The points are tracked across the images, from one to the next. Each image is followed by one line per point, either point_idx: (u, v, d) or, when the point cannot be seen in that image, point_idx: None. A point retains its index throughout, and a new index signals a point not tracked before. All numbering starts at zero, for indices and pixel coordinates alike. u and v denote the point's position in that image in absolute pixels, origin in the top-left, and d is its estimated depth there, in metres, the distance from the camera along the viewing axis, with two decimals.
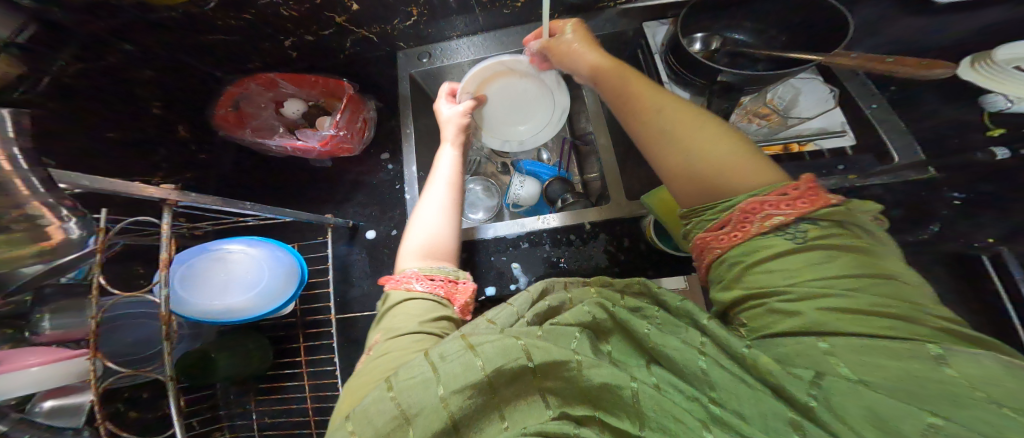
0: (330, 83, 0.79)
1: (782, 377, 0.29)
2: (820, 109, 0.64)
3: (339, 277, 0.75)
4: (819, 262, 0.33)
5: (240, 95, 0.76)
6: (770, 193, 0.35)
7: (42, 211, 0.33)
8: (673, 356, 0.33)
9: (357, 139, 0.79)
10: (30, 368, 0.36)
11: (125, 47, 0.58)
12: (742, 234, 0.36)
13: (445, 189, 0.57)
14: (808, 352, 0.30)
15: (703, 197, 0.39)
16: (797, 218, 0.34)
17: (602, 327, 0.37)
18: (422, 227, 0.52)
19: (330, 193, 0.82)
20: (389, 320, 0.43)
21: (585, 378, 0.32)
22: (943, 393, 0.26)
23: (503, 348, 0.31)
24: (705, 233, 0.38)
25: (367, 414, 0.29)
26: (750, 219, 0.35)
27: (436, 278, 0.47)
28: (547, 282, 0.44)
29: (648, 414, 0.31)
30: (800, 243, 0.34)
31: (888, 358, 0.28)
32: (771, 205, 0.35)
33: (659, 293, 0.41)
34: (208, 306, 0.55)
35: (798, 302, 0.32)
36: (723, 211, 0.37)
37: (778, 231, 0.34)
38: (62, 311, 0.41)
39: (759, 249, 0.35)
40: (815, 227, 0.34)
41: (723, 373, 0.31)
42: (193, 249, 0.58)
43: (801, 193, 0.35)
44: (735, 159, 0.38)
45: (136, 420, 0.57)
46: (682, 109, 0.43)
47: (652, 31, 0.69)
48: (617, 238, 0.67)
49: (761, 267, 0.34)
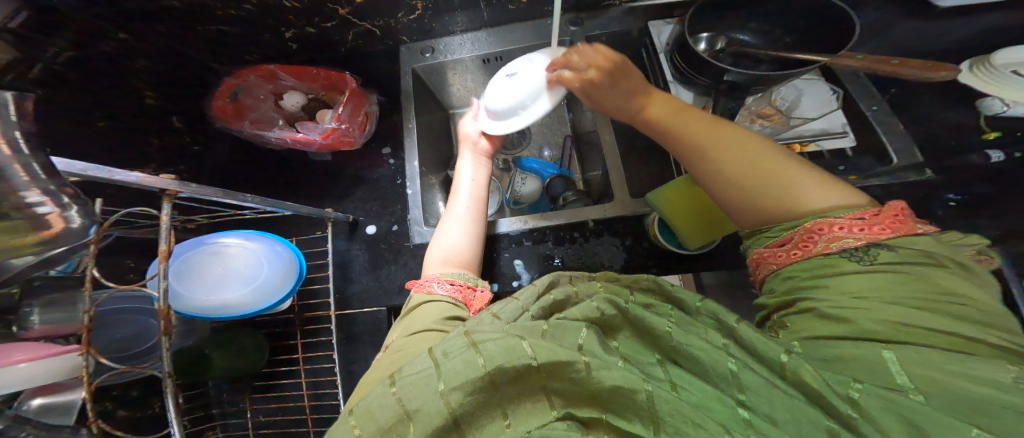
0: (332, 76, 0.78)
1: (817, 383, 0.30)
2: (824, 110, 0.64)
3: (338, 273, 0.74)
4: (892, 283, 0.35)
5: (239, 86, 0.75)
6: (845, 216, 0.38)
7: (38, 200, 0.31)
8: (699, 357, 0.33)
9: (358, 132, 0.78)
10: (18, 364, 0.35)
11: (121, 35, 0.57)
12: (804, 252, 0.40)
13: (468, 202, 0.60)
14: (865, 356, 0.32)
15: (768, 219, 0.43)
16: (870, 242, 0.37)
17: (609, 323, 0.36)
18: (444, 240, 0.54)
19: (329, 187, 0.81)
20: (409, 319, 0.44)
21: (596, 380, 0.31)
22: (993, 411, 0.27)
23: (508, 347, 0.30)
24: (765, 249, 0.43)
25: (370, 410, 0.29)
26: (816, 238, 0.39)
27: (457, 283, 0.48)
28: (553, 276, 0.43)
29: (665, 418, 0.29)
30: (869, 265, 0.36)
31: (941, 371, 0.30)
32: (841, 227, 0.38)
33: (674, 291, 0.42)
34: (204, 301, 0.54)
35: (852, 310, 0.35)
36: (787, 230, 0.41)
37: (844, 254, 0.38)
38: (54, 304, 0.40)
39: (825, 267, 0.38)
40: (888, 252, 0.36)
41: (755, 377, 0.31)
42: (189, 243, 0.57)
43: (882, 219, 0.38)
44: (807, 184, 0.41)
45: (125, 418, 0.56)
46: (748, 140, 0.45)
47: (657, 30, 0.69)
48: (620, 236, 0.67)
49: (820, 280, 0.38)
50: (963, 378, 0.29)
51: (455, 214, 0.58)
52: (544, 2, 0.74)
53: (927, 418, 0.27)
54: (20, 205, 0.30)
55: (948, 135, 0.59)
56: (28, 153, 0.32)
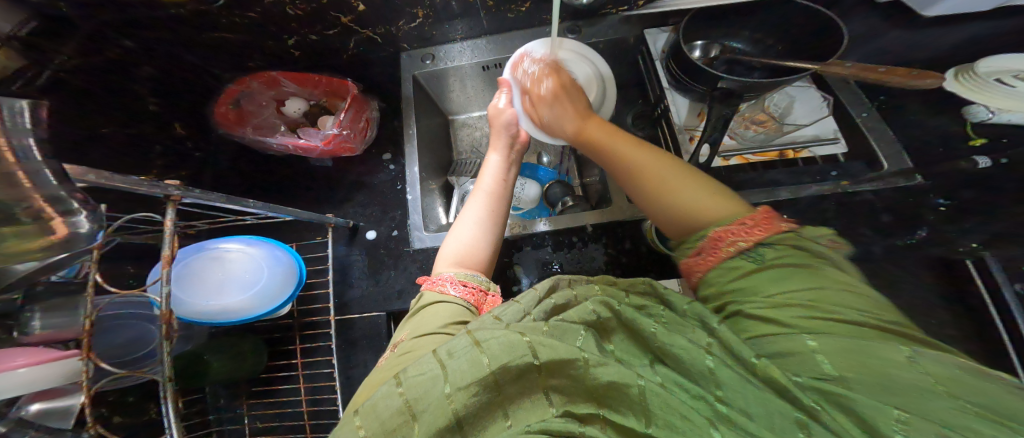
0: (333, 83, 0.79)
1: (774, 373, 0.31)
2: (816, 117, 0.65)
3: (338, 278, 0.74)
4: (787, 278, 0.38)
5: (241, 93, 0.76)
6: (732, 224, 0.43)
7: (45, 207, 0.32)
8: (679, 355, 0.33)
9: (359, 138, 0.79)
10: (18, 369, 0.36)
11: (125, 43, 0.57)
12: (715, 259, 0.43)
13: (484, 198, 0.58)
14: (798, 352, 0.33)
15: (682, 229, 0.47)
16: (756, 243, 0.41)
17: (605, 326, 0.37)
18: (456, 237, 0.54)
19: (330, 192, 0.82)
20: (418, 320, 0.44)
21: (593, 377, 0.31)
22: (916, 389, 0.28)
23: (509, 345, 0.31)
24: (689, 259, 0.45)
25: (375, 408, 0.30)
26: (719, 246, 0.42)
27: (470, 285, 0.49)
28: (553, 279, 0.44)
29: (655, 412, 0.30)
30: (760, 264, 0.40)
31: (866, 357, 0.31)
32: (734, 233, 0.42)
33: (665, 293, 0.42)
34: (203, 306, 0.54)
35: (769, 309, 0.37)
36: (698, 241, 0.44)
37: (743, 255, 0.41)
38: (54, 309, 0.39)
39: (731, 270, 0.41)
40: (771, 249, 0.41)
41: (731, 373, 0.31)
42: (189, 249, 0.57)
43: (755, 223, 0.42)
44: (707, 197, 0.45)
45: (121, 424, 0.56)
46: (663, 160, 0.48)
47: (653, 38, 0.71)
48: (618, 241, 0.68)
49: (735, 285, 0.40)
50: (897, 366, 0.30)
51: (467, 213, 0.57)
52: (544, 11, 0.75)
53: (866, 403, 0.28)
54: (34, 211, 0.32)
55: (936, 142, 0.61)
56: (40, 159, 0.33)
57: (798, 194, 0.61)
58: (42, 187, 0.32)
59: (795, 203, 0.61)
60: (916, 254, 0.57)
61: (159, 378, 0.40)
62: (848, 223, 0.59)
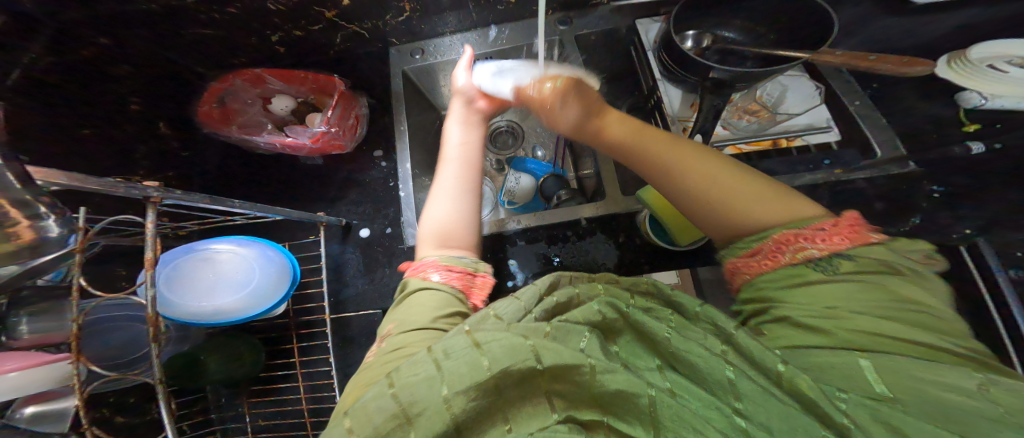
0: (320, 79, 0.78)
1: (812, 390, 0.29)
2: (807, 106, 0.65)
3: (332, 277, 0.74)
4: (859, 294, 0.35)
5: (225, 91, 0.75)
6: (807, 228, 0.39)
7: (13, 212, 0.30)
8: (697, 363, 0.33)
9: (349, 136, 0.78)
10: (8, 373, 0.35)
11: (103, 41, 0.56)
12: (773, 263, 0.40)
13: (458, 168, 0.56)
14: (845, 366, 0.31)
15: (731, 231, 0.44)
16: (832, 253, 0.38)
17: (611, 327, 0.37)
18: (433, 214, 0.52)
19: (322, 190, 0.81)
20: (403, 312, 0.42)
21: (599, 384, 0.31)
22: (978, 420, 0.27)
23: (511, 348, 0.31)
24: (738, 259, 0.43)
25: (366, 411, 0.29)
26: (784, 250, 0.39)
27: (455, 269, 0.46)
28: (555, 276, 0.43)
29: (666, 423, 0.30)
30: (833, 274, 0.37)
31: (931, 384, 0.29)
32: (808, 238, 0.39)
33: (672, 295, 0.41)
34: (197, 307, 0.53)
35: (824, 320, 0.35)
36: (756, 243, 0.41)
37: (811, 263, 0.38)
38: (41, 313, 0.39)
39: (793, 277, 0.38)
40: (848, 262, 0.37)
41: (751, 385, 0.30)
42: (177, 250, 0.56)
43: (840, 228, 0.39)
44: (767, 200, 0.42)
45: (122, 425, 0.55)
46: (713, 158, 0.46)
47: (645, 28, 0.70)
48: (613, 234, 0.68)
49: (792, 290, 0.38)
50: (959, 394, 0.28)
51: (441, 186, 0.55)
52: (533, 3, 0.74)
53: (917, 426, 0.27)
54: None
55: (928, 129, 0.61)
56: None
57: (791, 183, 0.61)
58: (4, 190, 0.30)
59: None
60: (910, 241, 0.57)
61: (148, 380, 0.39)
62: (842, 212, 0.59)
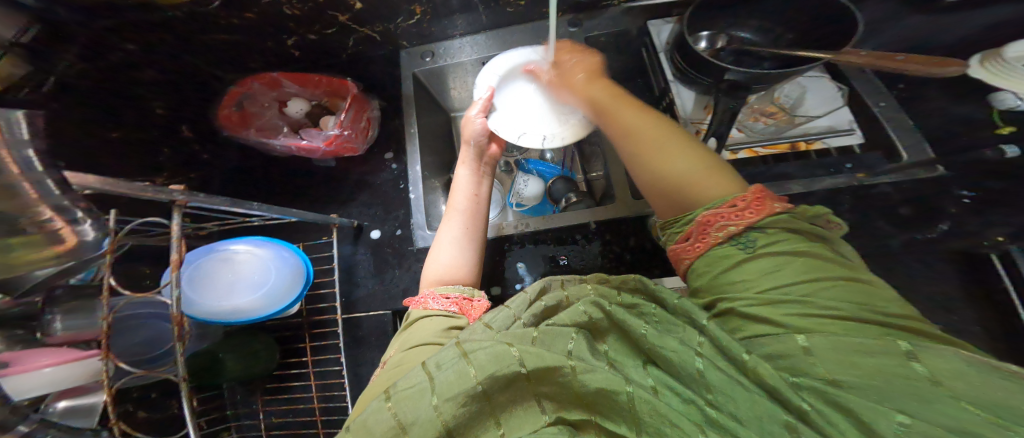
0: (333, 82, 0.79)
1: (770, 376, 0.29)
2: (829, 107, 0.63)
3: (344, 277, 0.75)
4: (773, 269, 0.35)
5: (243, 95, 0.76)
6: (721, 205, 0.39)
7: (52, 216, 0.32)
8: (671, 358, 0.31)
9: (361, 138, 0.79)
10: (43, 368, 0.36)
11: (128, 46, 0.58)
12: (703, 245, 0.39)
13: (461, 219, 0.57)
14: (790, 351, 0.31)
15: (671, 208, 0.43)
16: (747, 228, 0.38)
17: (598, 327, 0.35)
18: (436, 261, 0.53)
19: (334, 191, 0.82)
20: (407, 336, 0.43)
21: (581, 384, 0.30)
22: (909, 389, 0.26)
23: (496, 355, 0.30)
24: (676, 245, 0.42)
25: (366, 424, 0.29)
26: (708, 231, 0.39)
27: (452, 296, 0.47)
28: (546, 281, 0.43)
29: (645, 420, 0.29)
30: (751, 253, 0.37)
31: (863, 356, 0.29)
32: (723, 217, 0.38)
33: (656, 290, 0.39)
34: (217, 306, 0.54)
35: (761, 302, 0.34)
36: (686, 225, 0.41)
37: (732, 242, 0.38)
38: (72, 312, 0.39)
39: (720, 259, 0.38)
40: (761, 235, 0.37)
41: (719, 375, 0.30)
42: (200, 250, 0.57)
43: (750, 202, 0.38)
44: (697, 176, 0.42)
45: (144, 420, 0.57)
46: (660, 134, 0.45)
47: (657, 29, 0.69)
48: (622, 237, 0.67)
49: (726, 275, 0.37)
50: (895, 365, 0.28)
51: (445, 233, 0.55)
52: (543, 4, 0.74)
53: (862, 403, 0.26)
54: (38, 220, 0.32)
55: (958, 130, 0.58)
56: (41, 171, 0.34)
57: (811, 187, 0.59)
58: (46, 196, 0.33)
59: (807, 196, 0.58)
60: (938, 248, 0.54)
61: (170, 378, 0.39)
62: (865, 217, 0.57)
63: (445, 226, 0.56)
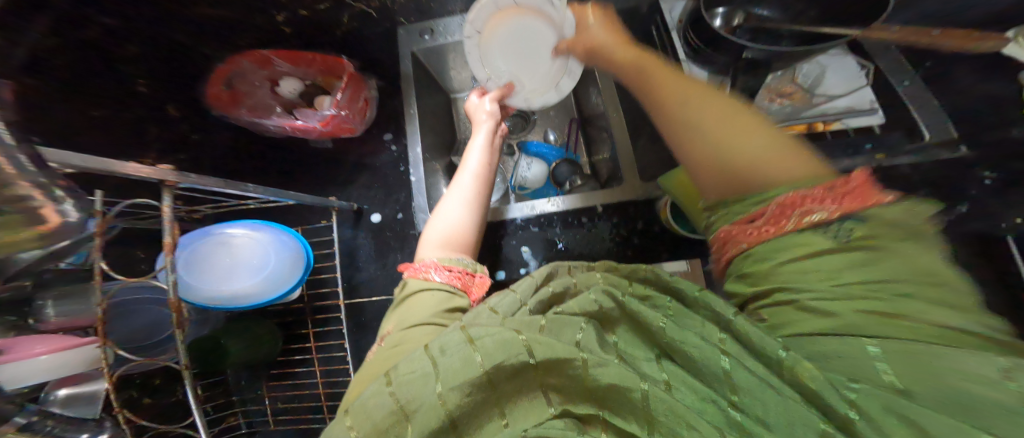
0: (328, 61, 0.76)
1: (814, 380, 0.27)
2: (851, 87, 0.57)
3: (346, 262, 0.77)
4: (858, 266, 0.33)
5: (232, 72, 0.71)
6: (815, 189, 0.35)
7: (33, 193, 0.27)
8: (691, 354, 0.30)
9: (359, 118, 0.77)
10: (39, 356, 0.35)
11: (107, 21, 0.55)
12: (775, 229, 0.35)
13: (471, 178, 0.54)
14: (851, 354, 0.29)
15: (731, 188, 0.39)
16: (842, 215, 0.34)
17: (608, 317, 0.34)
18: (442, 218, 0.50)
19: (333, 174, 0.82)
20: (403, 312, 0.41)
21: (592, 377, 0.29)
22: (992, 407, 0.25)
23: (504, 343, 0.29)
24: (732, 226, 0.38)
25: (365, 408, 0.28)
26: (788, 213, 0.35)
27: (455, 269, 0.45)
28: (552, 267, 0.43)
29: (659, 419, 0.27)
30: (840, 243, 0.33)
31: (931, 368, 0.27)
32: (814, 200, 0.34)
33: (671, 281, 0.39)
34: (216, 291, 0.53)
35: (836, 301, 0.32)
36: (759, 204, 0.36)
37: (815, 230, 0.34)
38: (66, 297, 0.39)
39: (795, 247, 0.35)
40: (858, 225, 0.33)
41: (746, 375, 0.28)
42: (194, 233, 0.56)
43: (851, 187, 0.34)
44: (776, 157, 0.38)
45: (150, 405, 0.58)
46: (732, 111, 0.42)
47: (669, 6, 0.65)
48: (631, 221, 0.67)
49: (799, 265, 0.34)
50: (981, 380, 0.26)
51: (453, 193, 0.53)
52: None
53: (931, 416, 0.25)
54: (12, 199, 0.26)
55: None
56: (9, 140, 0.27)
57: None
58: (22, 170, 0.26)
59: None
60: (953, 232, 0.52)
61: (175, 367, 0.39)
62: None
63: (456, 183, 0.54)
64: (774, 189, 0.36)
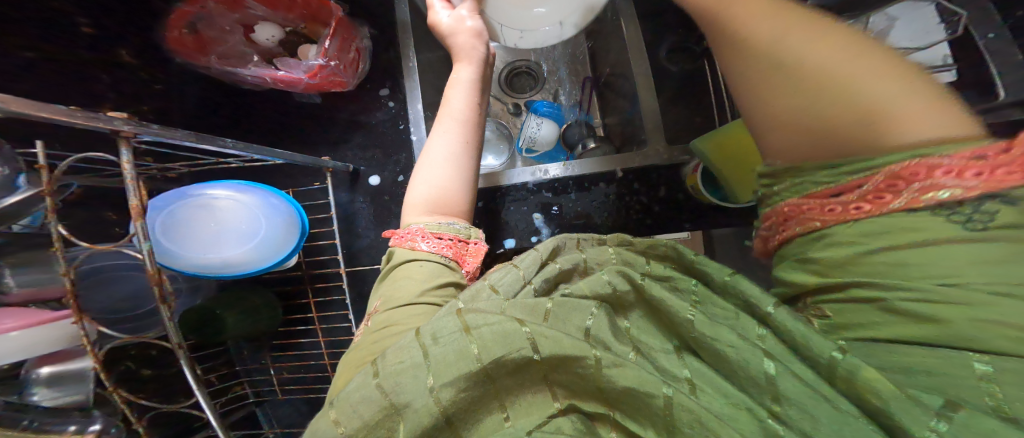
0: (312, 3, 0.66)
1: (890, 397, 0.21)
2: (924, 42, 0.47)
3: (344, 227, 0.75)
4: (983, 256, 0.24)
5: (196, 15, 0.64)
6: (952, 154, 0.25)
7: None
8: (725, 353, 0.26)
9: (349, 71, 0.71)
10: (9, 332, 0.32)
11: None
12: (871, 208, 0.27)
13: (456, 126, 0.46)
14: (950, 368, 0.22)
15: (817, 149, 0.29)
16: (982, 194, 0.24)
17: (622, 301, 0.31)
18: (425, 176, 0.44)
19: (326, 134, 0.77)
20: (391, 285, 0.37)
21: (607, 379, 0.25)
22: None
23: (504, 335, 0.25)
24: (804, 199, 0.30)
25: (350, 402, 0.25)
26: (900, 185, 0.26)
27: (446, 236, 0.41)
28: (559, 240, 0.38)
29: (682, 428, 0.23)
30: (968, 230, 0.24)
31: None
32: (947, 171, 0.25)
33: (697, 263, 0.34)
34: (203, 259, 0.50)
35: (938, 304, 0.24)
36: (852, 176, 0.27)
37: (928, 210, 0.25)
38: (27, 265, 0.37)
39: (895, 231, 0.26)
40: (1004, 208, 0.24)
41: (795, 383, 0.23)
42: (168, 195, 0.50)
43: (1016, 157, 0.24)
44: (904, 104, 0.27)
45: (150, 377, 0.56)
46: (834, 40, 0.29)
47: None
48: (652, 187, 0.64)
49: (892, 252, 0.26)
50: None
51: (436, 144, 0.46)
52: None
53: None
54: None
55: None
56: None
57: None
58: None
59: None
60: None
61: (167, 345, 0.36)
62: None
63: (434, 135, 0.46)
64: (882, 154, 0.27)
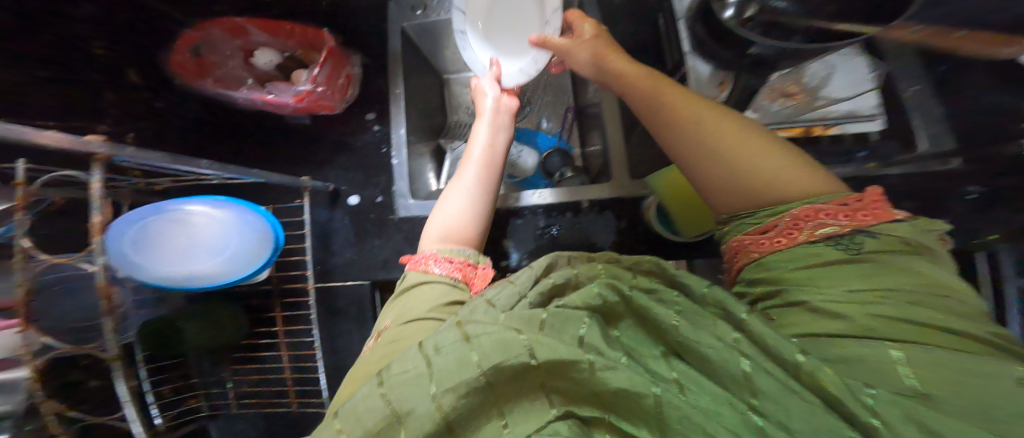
0: (308, 33, 0.68)
1: (840, 391, 0.25)
2: (857, 90, 0.55)
3: (320, 245, 0.74)
4: (872, 275, 0.31)
5: (201, 40, 0.63)
6: (828, 202, 0.34)
7: None
8: (708, 355, 0.28)
9: (337, 96, 0.72)
10: None
11: None
12: (788, 241, 0.35)
13: (476, 168, 0.50)
14: (873, 356, 0.26)
15: (745, 202, 0.38)
16: (853, 229, 0.33)
17: (613, 311, 0.32)
18: (443, 211, 0.46)
19: (310, 154, 0.79)
20: (404, 306, 0.38)
21: (600, 381, 0.26)
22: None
23: (503, 344, 0.26)
24: (745, 236, 0.38)
25: (356, 412, 0.25)
26: (801, 225, 0.34)
27: (456, 260, 0.42)
28: (552, 256, 0.40)
29: (672, 425, 0.25)
30: (849, 254, 0.32)
31: (966, 374, 0.25)
32: (827, 212, 0.34)
33: (676, 275, 0.37)
34: (168, 271, 0.48)
35: (845, 304, 0.30)
36: (773, 216, 0.36)
37: (827, 242, 0.33)
38: None
39: (806, 257, 0.33)
40: (872, 239, 0.32)
41: (768, 379, 0.26)
42: (142, 207, 0.48)
43: (865, 204, 0.33)
44: (792, 170, 0.37)
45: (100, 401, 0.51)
46: (737, 125, 0.40)
47: None
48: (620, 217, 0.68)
49: (805, 271, 0.33)
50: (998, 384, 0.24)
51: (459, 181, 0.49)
52: None
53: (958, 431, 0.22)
54: None
55: None
56: None
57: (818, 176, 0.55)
58: None
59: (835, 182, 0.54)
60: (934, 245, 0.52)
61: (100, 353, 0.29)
62: None
63: (460, 176, 0.49)
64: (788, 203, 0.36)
